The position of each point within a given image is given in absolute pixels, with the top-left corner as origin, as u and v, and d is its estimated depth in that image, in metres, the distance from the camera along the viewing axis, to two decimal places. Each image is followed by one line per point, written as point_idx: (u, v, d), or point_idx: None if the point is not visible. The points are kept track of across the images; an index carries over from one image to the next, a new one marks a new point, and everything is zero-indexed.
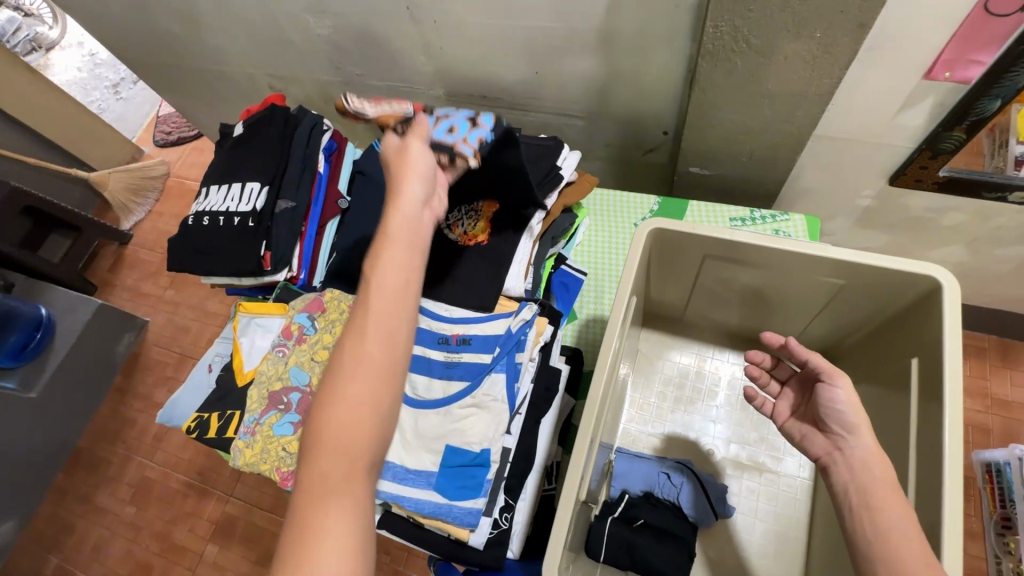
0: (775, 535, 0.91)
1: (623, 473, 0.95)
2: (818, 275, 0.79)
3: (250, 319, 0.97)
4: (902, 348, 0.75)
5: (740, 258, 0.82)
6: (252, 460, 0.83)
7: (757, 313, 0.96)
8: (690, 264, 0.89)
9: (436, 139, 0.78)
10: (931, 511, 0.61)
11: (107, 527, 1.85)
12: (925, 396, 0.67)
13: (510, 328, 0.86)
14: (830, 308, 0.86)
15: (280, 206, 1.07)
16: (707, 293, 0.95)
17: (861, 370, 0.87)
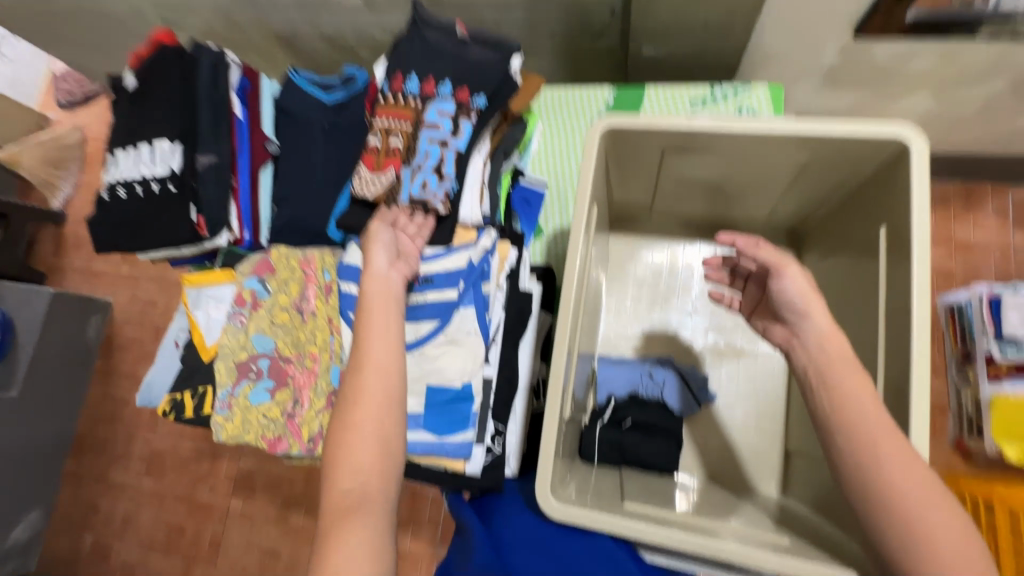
0: (757, 411, 0.95)
1: (607, 380, 0.97)
2: (785, 153, 0.74)
3: (199, 291, 0.92)
4: (869, 217, 0.73)
5: (701, 147, 0.76)
6: (235, 432, 0.82)
7: (726, 200, 0.92)
8: (651, 160, 0.83)
9: (412, 199, 0.83)
10: (898, 378, 0.62)
11: (129, 500, 1.92)
12: (894, 265, 0.66)
13: (472, 260, 0.82)
14: (798, 185, 0.83)
15: (199, 163, 0.96)
16: (674, 186, 0.90)
17: (832, 243, 0.85)
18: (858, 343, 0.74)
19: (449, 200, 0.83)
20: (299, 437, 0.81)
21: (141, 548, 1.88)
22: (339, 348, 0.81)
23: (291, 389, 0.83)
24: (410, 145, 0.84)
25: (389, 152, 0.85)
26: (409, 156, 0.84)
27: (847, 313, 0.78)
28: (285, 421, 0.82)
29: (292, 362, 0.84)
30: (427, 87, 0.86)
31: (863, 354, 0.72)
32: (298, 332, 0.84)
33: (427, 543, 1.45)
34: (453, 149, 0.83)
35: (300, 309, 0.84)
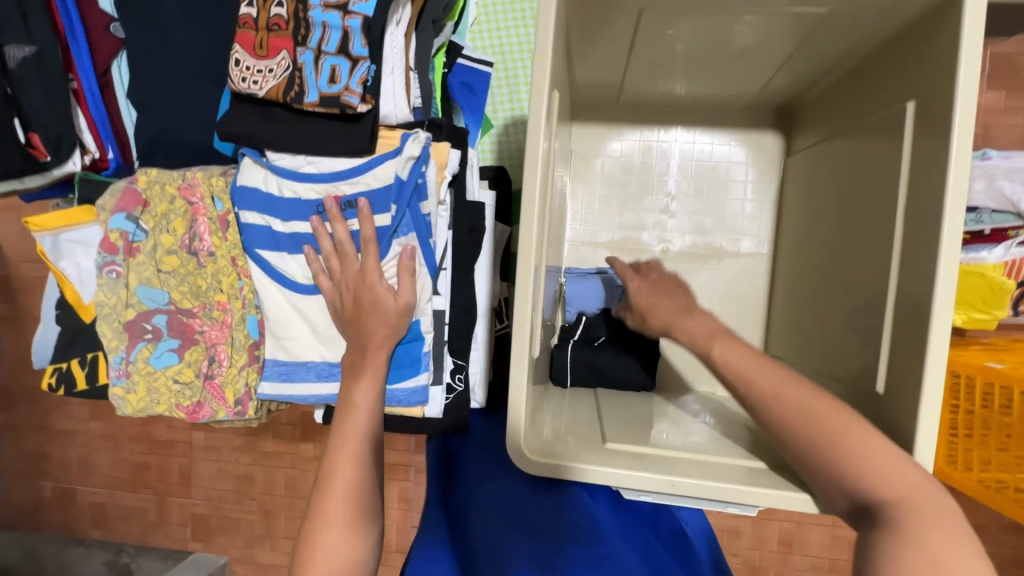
0: (733, 315, 0.90)
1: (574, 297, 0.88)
2: (792, 6, 0.57)
3: (55, 236, 0.71)
4: (899, 85, 0.58)
5: (689, 5, 0.58)
6: (141, 405, 0.68)
7: (719, 70, 0.77)
8: (623, 22, 0.63)
9: (322, 97, 0.62)
10: (914, 296, 0.52)
11: (83, 446, 1.72)
12: (923, 150, 0.53)
13: (400, 176, 0.64)
14: (807, 45, 0.67)
15: (11, 57, 0.70)
16: (650, 55, 0.72)
17: (837, 121, 0.73)
18: (861, 246, 0.64)
19: (368, 91, 0.62)
20: (224, 401, 0.69)
21: (107, 488, 1.73)
22: (253, 294, 0.68)
23: (203, 347, 0.69)
24: (299, 17, 0.62)
25: (271, 27, 0.62)
26: (302, 32, 0.61)
27: (855, 208, 0.66)
28: (203, 384, 0.68)
29: (197, 315, 0.68)
30: None
31: (869, 259, 0.62)
32: (197, 279, 0.68)
33: None
34: (358, 16, 0.61)
35: (192, 251, 0.67)
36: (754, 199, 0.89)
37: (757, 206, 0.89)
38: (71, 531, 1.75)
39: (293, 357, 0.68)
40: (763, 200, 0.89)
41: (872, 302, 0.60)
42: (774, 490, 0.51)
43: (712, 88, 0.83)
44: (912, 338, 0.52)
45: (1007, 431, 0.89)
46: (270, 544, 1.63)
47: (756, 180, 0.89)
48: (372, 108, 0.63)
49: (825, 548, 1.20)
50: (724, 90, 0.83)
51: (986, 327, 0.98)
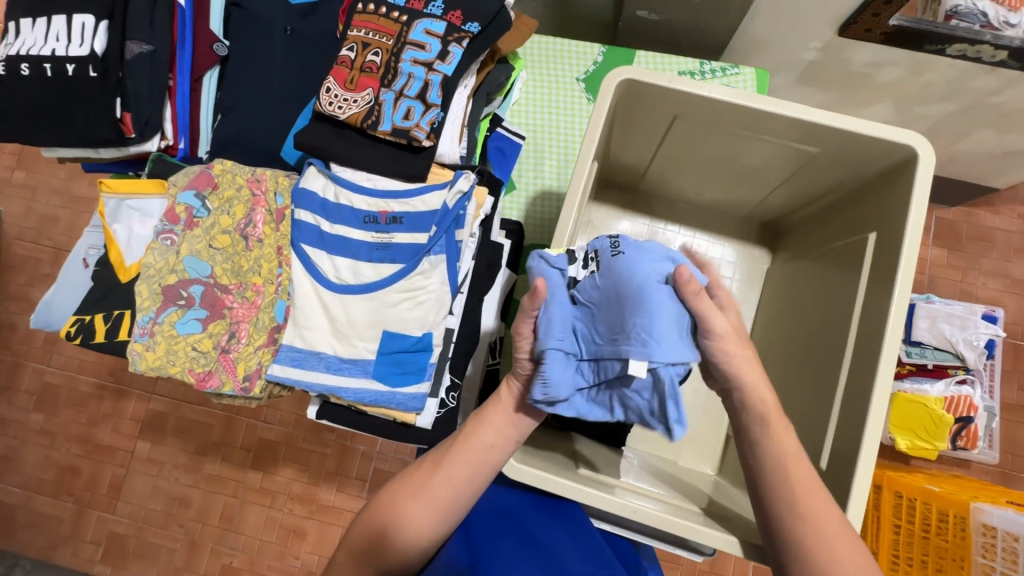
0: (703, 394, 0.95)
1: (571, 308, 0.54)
2: (790, 141, 0.74)
3: (119, 200, 0.79)
4: (862, 218, 0.74)
5: (716, 122, 0.75)
6: (156, 364, 0.73)
7: (728, 185, 0.92)
8: (659, 125, 0.79)
9: (394, 128, 0.75)
10: (862, 381, 0.64)
11: (12, 436, 1.50)
12: (878, 267, 0.68)
13: (446, 203, 0.75)
14: (797, 178, 0.83)
15: (130, 50, 0.81)
16: (675, 159, 0.88)
17: (811, 240, 0.88)
18: (825, 341, 0.75)
19: (433, 131, 0.75)
20: (233, 375, 0.74)
21: (25, 489, 1.48)
22: (288, 282, 0.75)
23: (227, 322, 0.75)
24: (390, 65, 0.76)
25: (364, 69, 0.76)
26: (389, 77, 0.75)
27: (824, 310, 0.78)
28: (217, 356, 0.74)
29: (230, 291, 0.75)
30: (414, 5, 0.78)
31: (831, 348, 0.73)
32: (240, 259, 0.76)
33: (356, 497, 1.36)
34: (439, 73, 0.75)
35: (244, 234, 0.76)
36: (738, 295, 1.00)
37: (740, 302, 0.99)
38: None
39: (309, 347, 0.74)
40: (745, 301, 1.00)
41: (828, 386, 0.71)
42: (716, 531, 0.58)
43: (720, 196, 0.96)
44: (857, 414, 0.63)
45: (945, 556, 0.96)
46: None
47: (740, 278, 1.00)
48: (434, 144, 0.75)
49: None
50: (725, 203, 0.98)
51: (928, 455, 1.15)
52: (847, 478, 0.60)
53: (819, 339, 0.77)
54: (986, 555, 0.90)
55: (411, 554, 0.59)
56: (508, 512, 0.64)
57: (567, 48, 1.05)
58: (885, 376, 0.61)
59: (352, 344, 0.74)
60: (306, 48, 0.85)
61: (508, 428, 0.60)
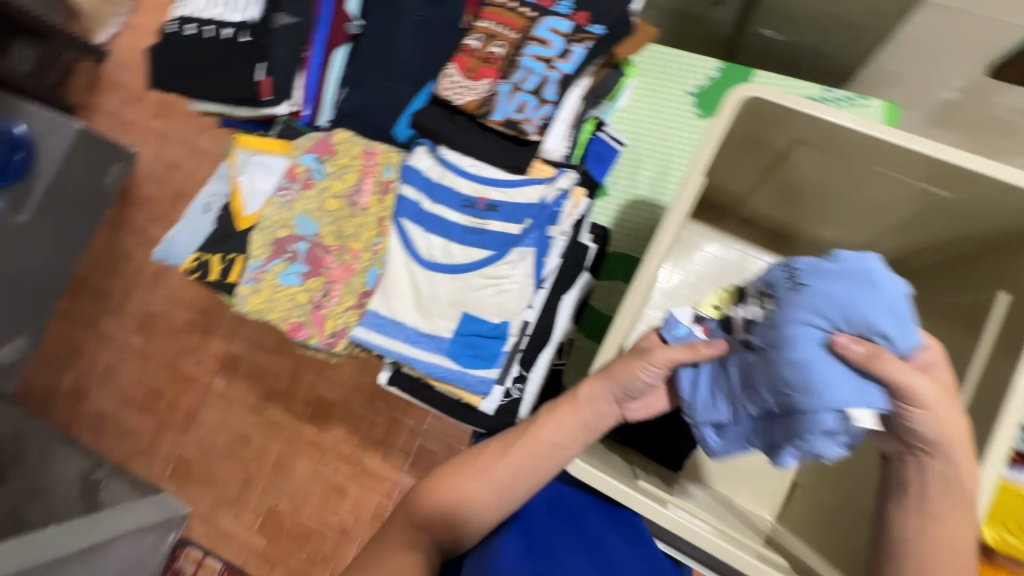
0: None
1: (764, 365, 0.52)
2: (919, 181, 0.68)
3: (249, 155, 0.88)
4: (993, 278, 0.67)
5: (839, 152, 0.71)
6: (259, 307, 0.79)
7: (837, 223, 0.86)
8: (774, 148, 0.76)
9: (506, 119, 0.77)
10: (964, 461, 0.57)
11: (115, 352, 1.67)
12: (1006, 339, 0.61)
13: (544, 198, 0.76)
14: (913, 228, 0.76)
15: (278, 21, 0.89)
16: (783, 186, 0.84)
17: (920, 295, 0.81)
18: None
19: (543, 126, 0.77)
20: (321, 329, 0.79)
21: (118, 400, 1.66)
22: (383, 252, 0.80)
23: (323, 279, 0.80)
24: (512, 58, 0.78)
25: (485, 59, 0.78)
26: (508, 69, 0.78)
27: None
28: (310, 309, 0.79)
29: (331, 252, 0.80)
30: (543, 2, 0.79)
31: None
32: (344, 224, 0.81)
33: (397, 469, 1.41)
34: (558, 71, 0.76)
35: (352, 201, 0.81)
36: None
37: None
38: (66, 429, 1.67)
39: (392, 316, 0.78)
40: None
41: None
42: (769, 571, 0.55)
43: (825, 233, 0.89)
44: None
45: None
46: (236, 512, 1.51)
47: None
48: (542, 138, 0.77)
49: None
50: (825, 242, 0.92)
51: None
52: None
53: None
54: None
55: (465, 529, 0.60)
56: (560, 504, 0.65)
57: (683, 59, 1.02)
58: (996, 458, 0.55)
59: (434, 316, 0.77)
60: (431, 35, 0.89)
61: (575, 431, 0.60)
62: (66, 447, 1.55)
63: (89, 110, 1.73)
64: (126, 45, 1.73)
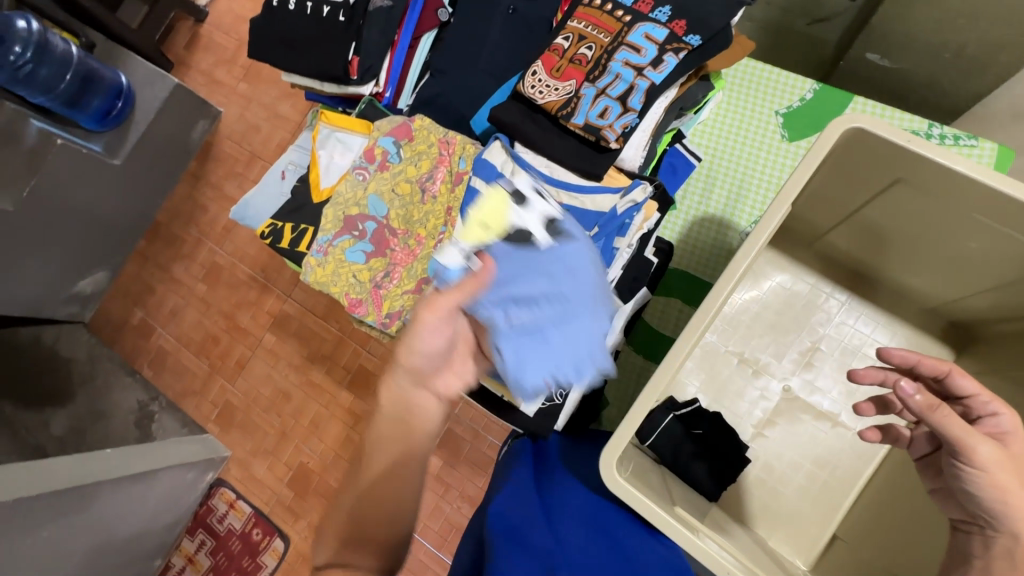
0: (808, 475, 0.86)
1: (576, 265, 0.62)
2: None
3: (331, 131, 0.91)
4: None
5: (944, 197, 0.65)
6: (323, 279, 0.83)
7: (927, 269, 0.80)
8: (872, 184, 0.71)
9: (586, 123, 0.76)
10: None
11: (181, 297, 1.78)
12: None
13: (615, 208, 0.76)
14: (1012, 289, 0.70)
15: (374, 4, 0.91)
16: (875, 223, 0.78)
17: (1007, 361, 0.74)
18: None
19: (623, 135, 0.76)
20: (378, 309, 0.81)
21: (178, 341, 1.77)
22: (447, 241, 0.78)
23: (386, 260, 0.82)
24: (600, 61, 0.76)
25: (573, 60, 0.77)
26: (596, 73, 0.76)
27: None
28: (370, 288, 0.81)
29: (396, 235, 0.82)
30: (640, 9, 0.78)
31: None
32: (413, 210, 0.82)
33: None
34: (647, 80, 0.74)
35: (423, 187, 0.82)
36: None
37: None
38: (131, 361, 1.79)
39: None
40: None
41: None
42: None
43: (908, 278, 0.84)
44: None
45: None
46: (271, 463, 1.59)
47: None
48: (620, 147, 0.76)
49: None
50: (906, 286, 0.86)
51: None
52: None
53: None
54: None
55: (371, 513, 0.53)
56: (598, 514, 0.64)
57: (776, 78, 0.97)
58: None
59: None
60: (522, 30, 0.89)
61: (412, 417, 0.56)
62: (128, 377, 1.66)
63: (184, 67, 1.82)
64: (223, 7, 1.80)
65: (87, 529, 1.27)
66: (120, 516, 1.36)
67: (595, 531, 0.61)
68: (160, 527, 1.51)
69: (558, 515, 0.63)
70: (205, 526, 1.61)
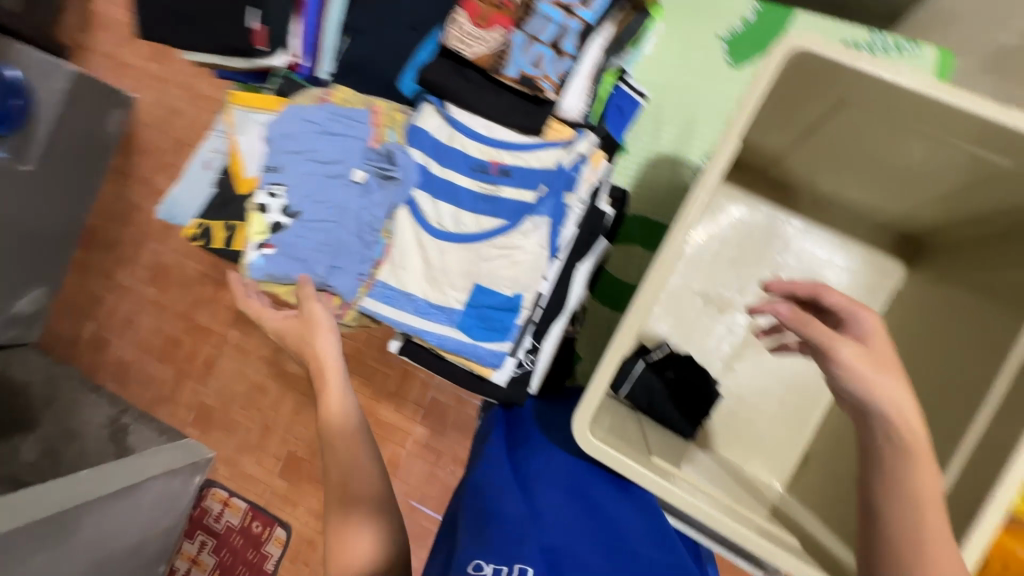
0: (777, 400, 0.89)
1: (310, 199, 0.76)
2: (971, 148, 0.61)
3: (245, 112, 0.82)
4: None
5: (889, 112, 0.63)
6: (267, 282, 0.78)
7: (877, 185, 0.79)
8: (818, 107, 0.69)
9: (521, 74, 0.73)
10: (996, 442, 0.53)
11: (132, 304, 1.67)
12: None
13: (562, 163, 0.74)
14: (959, 196, 0.70)
15: None
16: (823, 146, 0.77)
17: (957, 270, 0.76)
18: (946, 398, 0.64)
19: (560, 84, 0.74)
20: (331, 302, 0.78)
21: (138, 349, 1.68)
22: (390, 221, 0.77)
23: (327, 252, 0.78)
24: (527, 6, 0.73)
25: (498, 6, 0.73)
26: (524, 18, 0.73)
27: (960, 349, 0.66)
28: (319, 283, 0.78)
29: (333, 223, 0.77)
30: None
31: (954, 399, 0.62)
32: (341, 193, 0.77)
33: (410, 420, 1.39)
34: (578, 22, 0.72)
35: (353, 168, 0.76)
36: None
37: None
38: (94, 376, 1.70)
39: (401, 288, 0.76)
40: None
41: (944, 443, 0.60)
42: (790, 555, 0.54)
43: (860, 197, 0.84)
44: (981, 471, 0.53)
45: None
46: (258, 458, 1.56)
47: (854, 290, 0.89)
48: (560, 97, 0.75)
49: None
50: (859, 205, 0.86)
51: None
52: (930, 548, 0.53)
53: (941, 385, 0.66)
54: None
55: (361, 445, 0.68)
56: (575, 477, 0.61)
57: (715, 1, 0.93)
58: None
59: (446, 288, 0.75)
60: None
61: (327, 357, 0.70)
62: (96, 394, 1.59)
63: (84, 50, 1.63)
64: None
65: (87, 546, 1.26)
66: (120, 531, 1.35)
67: (574, 495, 0.60)
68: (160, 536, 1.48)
69: (535, 480, 0.62)
70: (203, 526, 1.59)
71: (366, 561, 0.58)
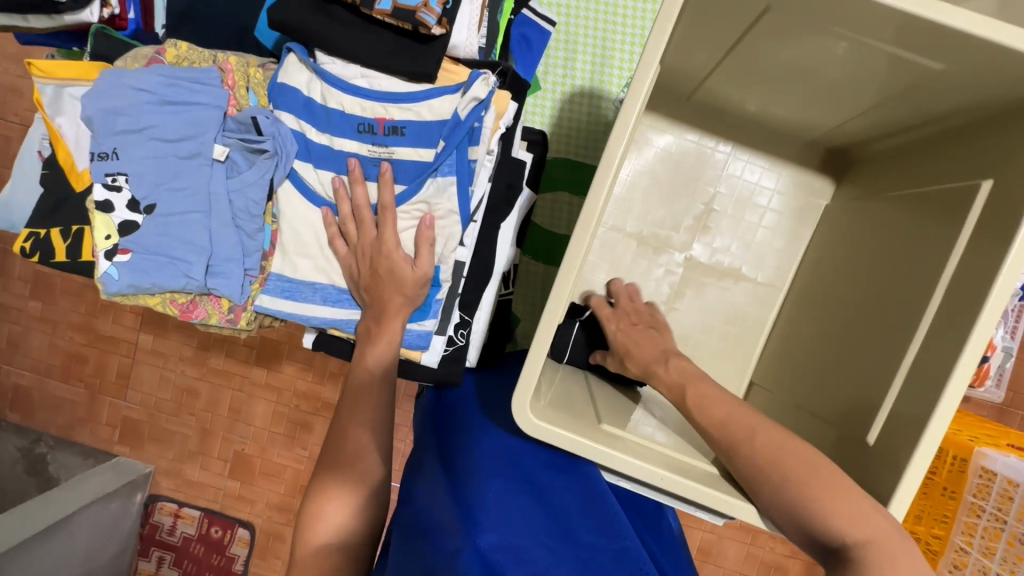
0: (718, 334, 0.88)
1: (163, 186, 0.64)
2: (900, 49, 0.54)
3: (58, 86, 0.67)
4: (970, 164, 0.57)
5: (808, 18, 0.56)
6: (133, 295, 0.67)
7: (805, 96, 0.74)
8: (738, 16, 0.60)
9: (394, 6, 0.60)
10: (930, 370, 0.51)
11: (13, 322, 1.36)
12: (985, 235, 0.51)
13: (458, 112, 0.63)
14: (895, 102, 0.65)
15: None
16: (741, 61, 0.71)
17: (890, 182, 0.73)
18: (889, 319, 0.61)
19: (445, 15, 0.61)
20: (219, 307, 0.68)
21: (34, 373, 1.38)
22: (273, 203, 0.67)
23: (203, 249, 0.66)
24: None
25: None
26: None
27: (896, 266, 0.64)
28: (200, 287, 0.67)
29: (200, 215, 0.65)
30: None
31: (896, 320, 0.60)
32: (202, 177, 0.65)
33: None
34: None
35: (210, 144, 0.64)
36: (770, 227, 0.87)
37: (786, 241, 0.87)
38: None
39: (300, 277, 0.67)
40: (794, 236, 0.87)
41: (887, 366, 0.58)
42: (745, 502, 0.51)
43: (789, 112, 0.79)
44: (917, 399, 0.51)
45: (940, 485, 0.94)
46: (201, 463, 1.34)
47: (785, 210, 0.87)
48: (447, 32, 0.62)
49: (739, 564, 1.20)
50: (790, 121, 0.81)
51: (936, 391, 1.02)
52: (869, 475, 0.53)
53: (883, 304, 0.64)
54: (976, 495, 0.87)
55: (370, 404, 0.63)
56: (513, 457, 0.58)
57: None
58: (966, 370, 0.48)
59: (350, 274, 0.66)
60: None
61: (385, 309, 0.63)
62: None
63: None
64: None
65: None
66: (54, 566, 1.18)
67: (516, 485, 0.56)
68: (108, 560, 1.31)
69: (469, 474, 0.56)
70: (157, 542, 1.37)
71: (338, 534, 0.56)
